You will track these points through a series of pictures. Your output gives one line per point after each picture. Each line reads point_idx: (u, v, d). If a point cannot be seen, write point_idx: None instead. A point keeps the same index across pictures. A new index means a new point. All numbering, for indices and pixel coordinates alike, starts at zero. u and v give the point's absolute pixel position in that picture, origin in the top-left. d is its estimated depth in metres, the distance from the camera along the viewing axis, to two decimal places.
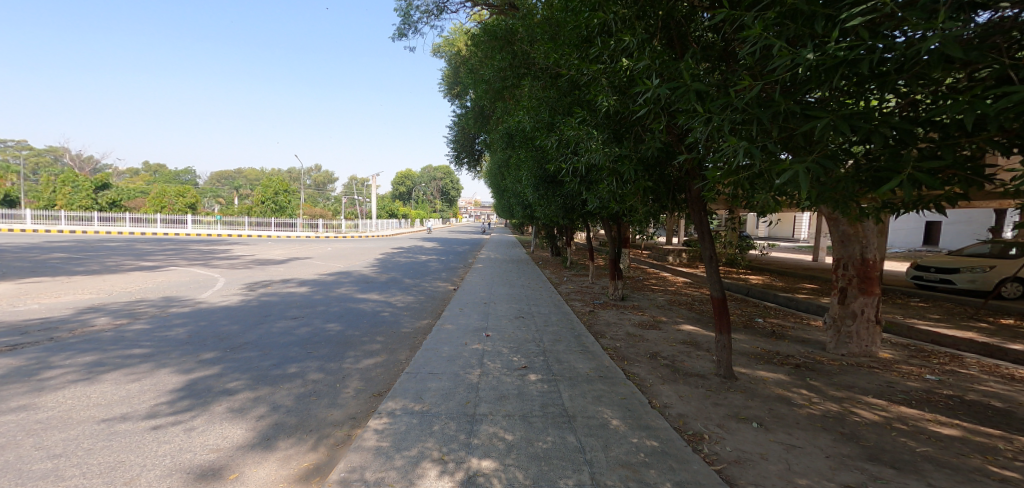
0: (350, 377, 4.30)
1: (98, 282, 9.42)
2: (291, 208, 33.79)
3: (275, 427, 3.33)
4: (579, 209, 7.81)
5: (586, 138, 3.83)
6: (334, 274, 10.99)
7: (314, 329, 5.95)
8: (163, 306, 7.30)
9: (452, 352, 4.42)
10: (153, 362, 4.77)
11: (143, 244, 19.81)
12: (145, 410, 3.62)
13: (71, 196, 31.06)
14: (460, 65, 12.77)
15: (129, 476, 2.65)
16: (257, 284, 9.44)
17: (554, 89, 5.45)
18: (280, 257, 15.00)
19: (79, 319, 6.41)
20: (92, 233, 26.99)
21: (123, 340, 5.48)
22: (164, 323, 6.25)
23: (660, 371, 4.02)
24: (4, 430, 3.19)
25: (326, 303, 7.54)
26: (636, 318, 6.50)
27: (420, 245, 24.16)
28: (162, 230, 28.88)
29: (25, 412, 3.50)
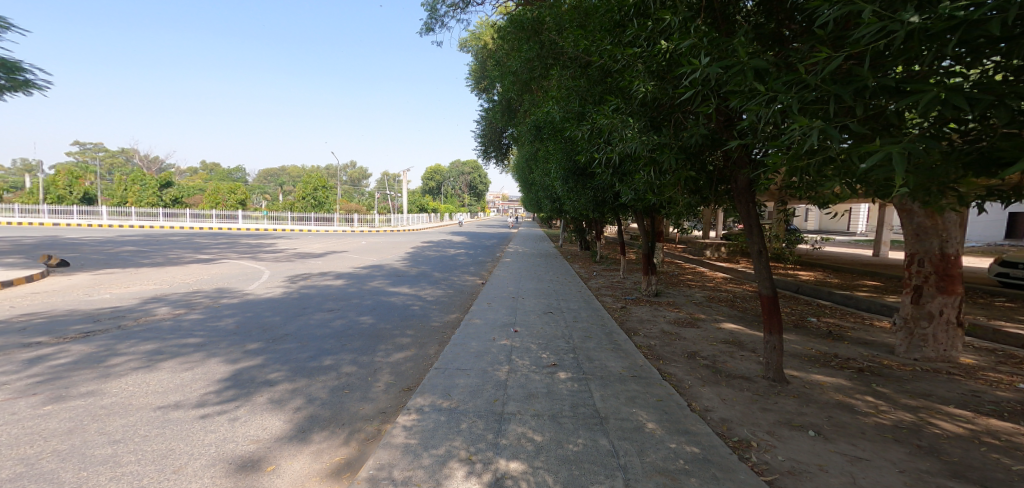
0: (381, 371, 4.33)
1: (159, 273, 10.02)
2: (330, 203, 34.83)
3: (310, 420, 3.38)
4: (610, 201, 7.60)
5: (621, 127, 3.58)
6: (368, 268, 11.21)
7: (348, 322, 6.05)
8: (215, 297, 7.66)
9: (480, 347, 4.38)
10: (205, 351, 4.98)
11: (199, 238, 20.99)
12: (195, 399, 3.78)
13: (139, 193, 33.33)
14: (487, 59, 12.76)
15: (177, 464, 2.75)
16: (298, 276, 9.76)
17: (584, 79, 5.29)
18: (318, 250, 15.49)
19: (143, 308, 6.82)
20: (154, 227, 28.91)
21: (180, 329, 5.77)
22: (216, 313, 6.54)
23: (700, 372, 3.85)
24: (72, 415, 3.39)
25: (359, 296, 7.68)
26: (671, 316, 6.29)
27: (450, 239, 24.32)
28: (215, 225, 30.53)
29: (92, 397, 3.73)
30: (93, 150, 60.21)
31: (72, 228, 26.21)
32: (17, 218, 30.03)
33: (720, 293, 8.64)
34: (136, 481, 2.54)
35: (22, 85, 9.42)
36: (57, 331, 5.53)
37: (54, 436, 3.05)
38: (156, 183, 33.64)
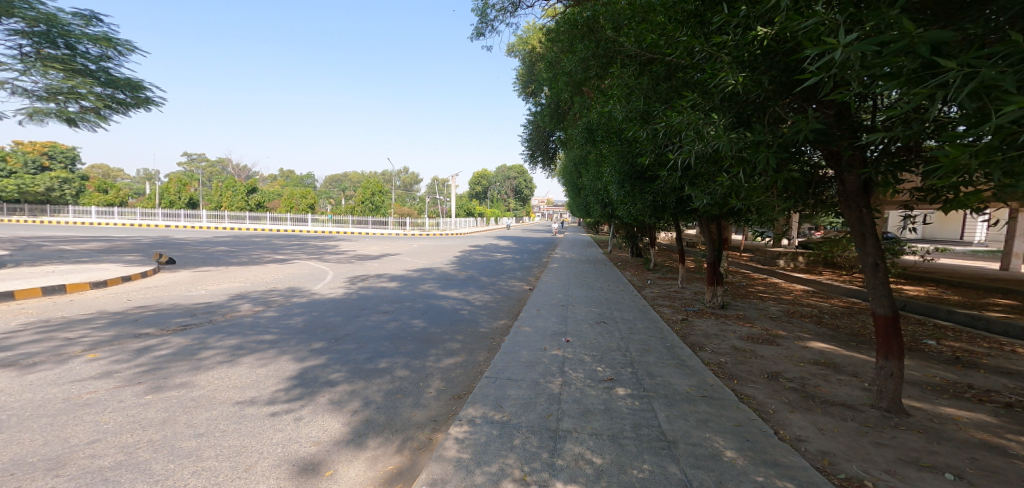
0: (432, 376, 4.32)
1: (243, 271, 10.91)
2: (385, 207, 36.17)
3: (366, 425, 3.42)
4: (672, 207, 7.21)
5: (704, 124, 3.32)
6: (419, 271, 11.47)
7: (401, 324, 6.17)
8: (288, 295, 8.16)
9: (531, 357, 4.27)
10: (278, 348, 5.27)
11: (277, 237, 22.85)
12: (267, 396, 3.98)
13: (229, 197, 36.94)
14: (535, 63, 12.75)
15: (248, 462, 2.86)
16: (357, 278, 10.17)
17: (647, 76, 5.09)
18: (375, 252, 16.16)
19: (229, 304, 7.40)
20: (236, 229, 31.68)
21: (258, 326, 6.18)
22: (288, 311, 6.94)
23: (788, 396, 3.52)
24: (166, 405, 3.69)
25: (412, 298, 7.84)
26: (742, 331, 5.82)
27: (497, 243, 24.42)
28: (286, 227, 32.83)
29: (182, 389, 4.04)
30: (197, 160, 67.95)
31: (176, 230, 29.61)
32: (135, 221, 34.42)
33: (793, 307, 7.91)
34: (212, 477, 2.66)
35: (142, 101, 11.20)
36: (161, 323, 6.16)
37: (151, 426, 3.32)
38: (243, 188, 37.12)
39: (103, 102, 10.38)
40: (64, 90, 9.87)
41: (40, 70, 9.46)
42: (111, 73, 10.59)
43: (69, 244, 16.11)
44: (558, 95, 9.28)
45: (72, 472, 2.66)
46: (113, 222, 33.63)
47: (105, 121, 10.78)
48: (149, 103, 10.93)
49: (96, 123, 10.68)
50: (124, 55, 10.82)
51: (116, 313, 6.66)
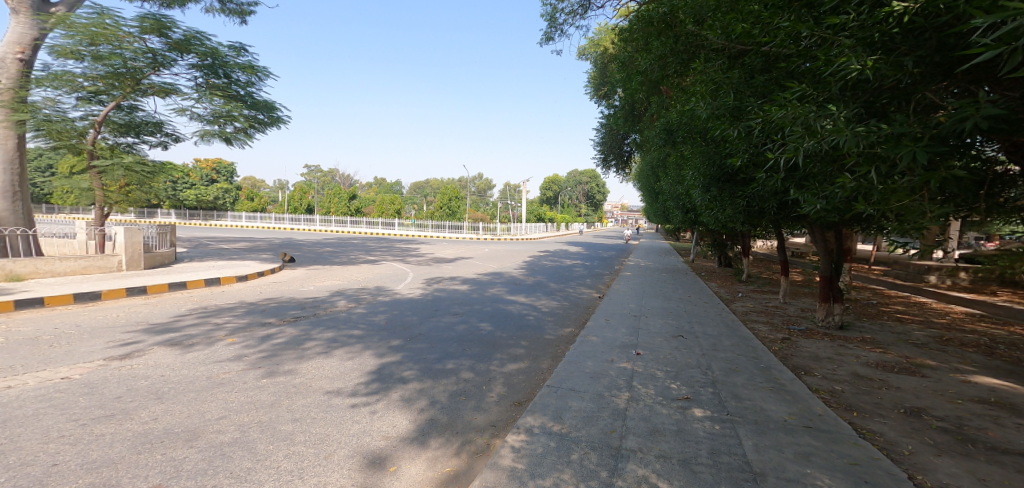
0: (495, 380, 4.26)
1: (341, 270, 11.97)
2: (461, 212, 37.49)
3: (429, 424, 3.44)
4: (772, 213, 6.44)
5: (818, 117, 2.87)
6: (489, 275, 11.62)
7: (469, 327, 6.23)
8: (375, 293, 8.72)
9: (596, 368, 4.02)
10: (363, 343, 5.60)
11: (370, 240, 24.89)
12: (350, 387, 4.21)
13: (336, 204, 40.94)
14: (609, 63, 12.46)
15: (328, 450, 3.02)
16: (433, 279, 10.57)
17: (739, 69, 4.63)
18: (450, 256, 16.77)
19: (327, 300, 8.10)
20: (335, 232, 35.11)
21: (349, 321, 6.67)
22: (374, 309, 7.39)
23: (933, 437, 2.87)
24: (274, 390, 4.10)
25: (480, 302, 7.94)
26: (863, 357, 4.96)
27: (569, 249, 24.07)
28: (376, 231, 35.59)
29: (285, 376, 4.46)
30: (311, 171, 77.07)
31: (293, 232, 33.69)
32: (264, 224, 39.88)
33: (929, 333, 6.55)
34: (297, 462, 2.84)
35: (275, 121, 13.03)
36: (279, 314, 6.99)
37: (260, 408, 3.69)
38: (346, 195, 40.73)
39: (248, 122, 12.21)
40: (223, 114, 11.73)
41: (208, 97, 11.39)
42: (254, 97, 12.45)
43: (224, 243, 19.31)
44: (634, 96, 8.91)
45: (196, 444, 3.02)
46: (246, 225, 39.21)
47: (250, 139, 12.64)
48: (280, 121, 12.62)
49: (245, 140, 12.54)
50: (264, 80, 12.60)
51: (247, 304, 7.66)
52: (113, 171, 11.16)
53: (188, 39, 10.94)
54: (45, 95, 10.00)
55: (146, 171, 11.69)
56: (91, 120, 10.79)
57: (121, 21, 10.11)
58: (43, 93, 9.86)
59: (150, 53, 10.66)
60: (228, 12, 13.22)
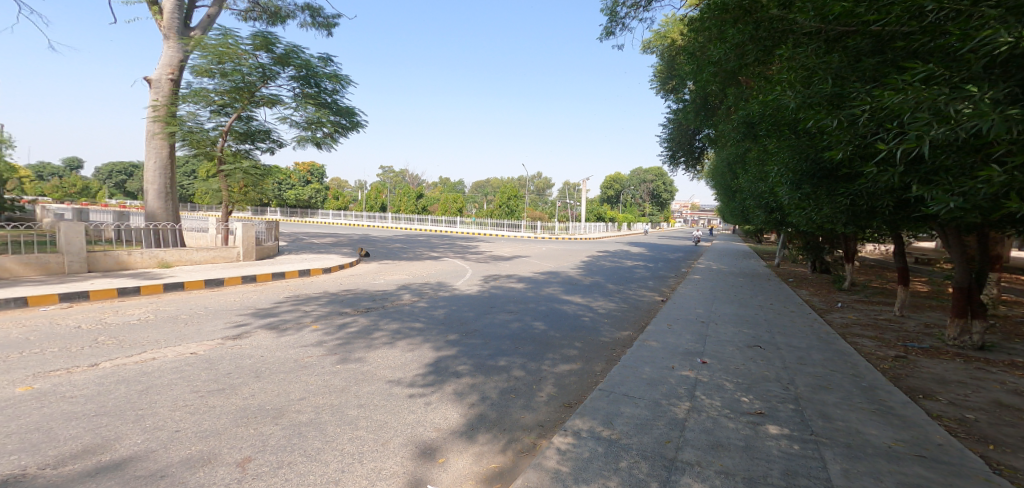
0: (546, 380, 4.14)
1: (406, 265, 12.52)
2: (520, 211, 37.62)
3: (479, 419, 3.41)
4: (883, 212, 5.59)
5: (951, 101, 2.39)
6: (546, 274, 11.48)
7: (523, 325, 6.15)
8: (435, 288, 8.97)
9: (654, 375, 3.74)
10: (423, 336, 5.76)
11: (433, 237, 25.87)
12: (408, 378, 4.33)
13: (405, 203, 43.06)
14: (677, 56, 11.82)
15: (385, 437, 3.12)
16: (490, 277, 10.66)
17: (838, 51, 4.07)
18: (508, 254, 16.88)
19: (393, 293, 8.48)
20: (402, 229, 36.98)
21: (411, 314, 6.91)
22: (435, 304, 7.60)
23: None
24: (346, 376, 4.34)
25: (535, 300, 7.84)
26: (1007, 383, 4.13)
27: (632, 250, 23.16)
28: (439, 228, 36.95)
29: (355, 363, 4.72)
30: (385, 172, 82.15)
31: (364, 228, 36.06)
32: (340, 221, 43.14)
33: None
34: (358, 446, 2.97)
35: (355, 125, 13.97)
36: (354, 304, 7.46)
37: (332, 392, 3.93)
38: (414, 195, 42.77)
39: (334, 127, 13.24)
40: (314, 121, 12.81)
41: (303, 106, 12.51)
42: (339, 104, 13.50)
43: (312, 238, 21.18)
44: (707, 88, 8.29)
45: (278, 422, 3.29)
46: (327, 222, 42.60)
47: (336, 142, 13.71)
48: (360, 125, 13.53)
49: (332, 144, 13.61)
50: (346, 88, 13.58)
51: (327, 294, 8.27)
52: (236, 174, 12.72)
53: (289, 53, 12.11)
54: (188, 110, 11.60)
55: (257, 173, 13.17)
56: (221, 129, 12.34)
57: (240, 40, 11.48)
58: (187, 108, 11.45)
59: (260, 68, 11.91)
60: (317, 25, 14.42)
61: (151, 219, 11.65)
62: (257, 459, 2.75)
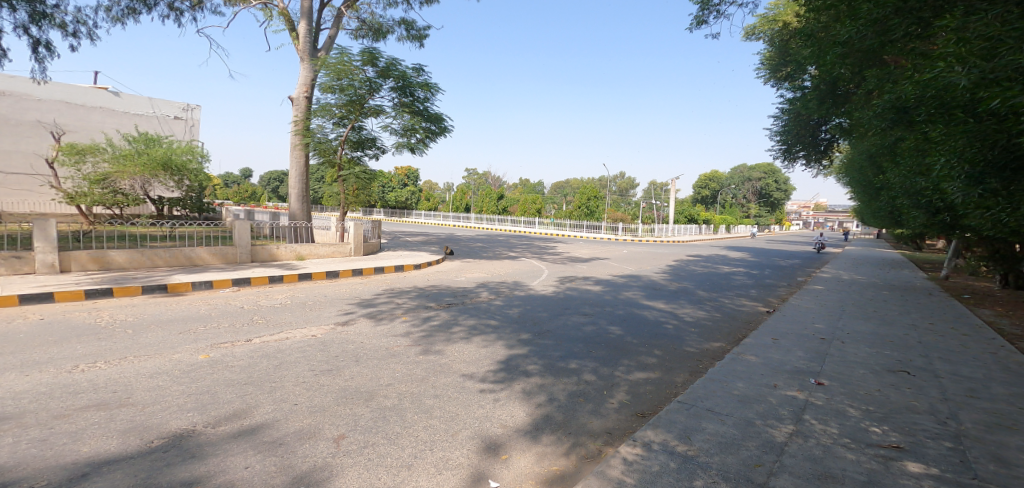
0: (618, 387, 3.86)
1: (486, 264, 12.80)
2: (600, 212, 36.62)
3: (544, 419, 3.27)
4: None
5: None
6: (626, 277, 10.92)
7: (598, 329, 5.86)
8: (511, 287, 9.00)
9: (749, 392, 3.28)
10: (496, 333, 5.77)
11: (512, 237, 26.21)
12: (479, 373, 4.34)
13: (486, 204, 44.45)
14: (793, 41, 10.57)
15: (455, 428, 3.13)
16: (567, 278, 10.43)
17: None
18: (586, 255, 16.44)
19: (471, 290, 8.68)
20: (483, 228, 38.09)
21: (488, 311, 6.98)
22: (510, 302, 7.61)
23: None
24: (425, 366, 4.50)
25: (613, 304, 7.46)
26: None
27: (726, 255, 21.14)
28: (519, 229, 37.35)
29: (434, 355, 4.87)
30: (469, 174, 85.44)
31: (449, 227, 37.80)
32: (429, 220, 45.79)
33: None
34: (430, 434, 3.01)
35: (443, 130, 14.64)
36: (437, 299, 7.77)
37: (413, 381, 4.09)
38: (495, 195, 43.90)
39: (426, 133, 14.11)
40: (410, 127, 13.73)
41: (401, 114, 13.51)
42: (429, 111, 14.33)
43: (405, 236, 22.74)
44: (839, 70, 7.21)
45: (369, 404, 3.50)
46: (418, 221, 45.57)
47: (427, 147, 14.60)
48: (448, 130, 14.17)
49: (424, 149, 14.51)
50: (436, 95, 14.38)
51: (416, 288, 8.76)
52: (350, 178, 14.23)
53: (389, 65, 13.20)
54: (318, 123, 13.19)
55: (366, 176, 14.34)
56: (341, 139, 13.80)
57: (352, 57, 12.77)
58: (318, 122, 13.04)
59: (368, 81, 13.10)
60: (410, 38, 15.56)
61: (294, 219, 13.36)
62: (350, 437, 2.93)
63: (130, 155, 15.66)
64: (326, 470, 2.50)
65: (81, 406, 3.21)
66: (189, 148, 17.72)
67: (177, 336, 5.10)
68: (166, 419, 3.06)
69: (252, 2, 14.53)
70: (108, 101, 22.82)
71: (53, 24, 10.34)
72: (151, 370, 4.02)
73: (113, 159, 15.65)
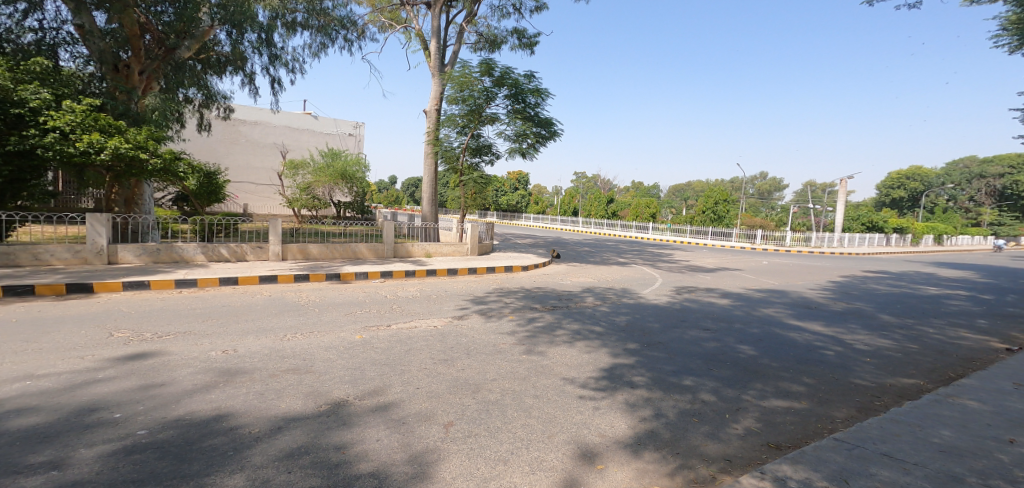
0: (745, 412, 3.43)
1: (593, 269, 12.53)
2: (730, 217, 33.48)
3: (649, 435, 3.06)
4: None
5: None
6: (764, 292, 9.68)
7: (723, 347, 5.30)
8: (620, 295, 8.66)
9: (958, 443, 2.65)
10: (601, 340, 5.58)
11: (622, 243, 25.28)
12: (581, 379, 4.25)
13: (595, 206, 44.15)
14: None
15: (551, 430, 3.10)
16: (685, 288, 9.67)
17: None
18: (710, 265, 15.06)
19: (577, 295, 8.56)
20: (595, 233, 37.45)
21: (593, 317, 6.81)
22: (618, 310, 7.31)
23: None
24: (527, 366, 4.56)
25: (746, 321, 6.68)
26: None
27: (898, 271, 17.40)
28: (632, 233, 35.84)
29: (537, 356, 4.92)
30: (580, 177, 84.41)
31: (561, 230, 38.00)
32: (541, 221, 46.53)
33: None
34: (527, 433, 3.04)
35: (553, 134, 14.77)
36: (542, 301, 7.84)
37: (515, 379, 4.17)
38: (605, 199, 43.21)
39: (537, 138, 14.35)
40: (521, 133, 14.12)
41: (513, 121, 14.03)
42: (540, 116, 14.59)
43: (515, 238, 23.47)
44: None
45: (475, 396, 3.67)
46: (528, 224, 46.73)
47: (538, 151, 14.86)
48: (558, 134, 14.26)
49: (535, 154, 14.79)
50: (547, 100, 14.61)
51: (524, 289, 8.97)
52: (470, 183, 14.88)
53: (503, 74, 13.81)
54: (446, 134, 14.45)
55: (482, 181, 15.10)
56: (464, 147, 14.81)
57: (471, 70, 13.65)
58: (445, 132, 14.28)
59: (485, 91, 13.87)
60: (521, 45, 16.06)
61: (427, 220, 14.99)
62: (458, 425, 3.11)
63: (320, 167, 20.18)
64: (435, 453, 2.68)
65: (282, 369, 3.93)
66: (359, 160, 21.40)
67: (342, 317, 5.99)
68: (331, 388, 3.60)
69: (397, 27, 16.49)
70: (312, 124, 29.33)
71: (282, 65, 13.39)
72: (327, 344, 4.77)
73: (314, 172, 20.36)
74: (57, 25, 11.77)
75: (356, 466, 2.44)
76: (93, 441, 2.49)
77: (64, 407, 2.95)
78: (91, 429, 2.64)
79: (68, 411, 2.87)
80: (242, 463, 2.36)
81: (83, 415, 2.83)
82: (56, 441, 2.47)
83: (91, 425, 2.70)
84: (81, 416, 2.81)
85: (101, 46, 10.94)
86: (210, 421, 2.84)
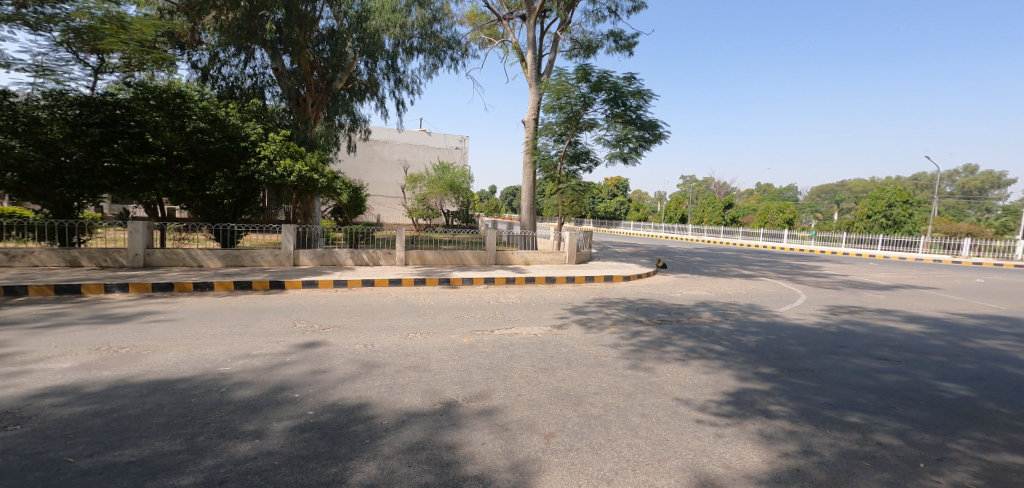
0: (947, 464, 2.80)
1: (708, 281, 11.54)
2: (910, 224, 28.38)
3: (794, 474, 2.65)
4: None
5: None
6: (985, 319, 7.84)
7: (913, 383, 4.43)
8: (746, 312, 7.80)
9: None
10: (723, 361, 5.05)
11: (747, 253, 22.95)
12: (701, 401, 3.88)
13: (710, 213, 41.18)
14: None
15: (662, 454, 2.86)
16: (843, 309, 8.35)
17: None
18: (883, 282, 12.76)
19: (693, 309, 7.92)
20: (720, 240, 34.57)
21: (712, 335, 6.21)
22: (743, 328, 6.58)
23: None
24: (633, 382, 4.31)
25: (954, 354, 5.49)
26: None
27: None
28: (765, 242, 32.24)
29: (644, 372, 4.62)
30: (689, 182, 79.22)
31: (677, 239, 35.76)
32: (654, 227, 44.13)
33: None
34: (635, 454, 2.83)
35: (658, 137, 14.07)
36: (649, 315, 7.40)
37: (619, 394, 3.96)
38: (723, 204, 40.16)
39: (639, 141, 13.79)
40: (622, 137, 13.67)
41: (613, 125, 13.66)
42: (642, 118, 14.00)
43: (619, 247, 22.62)
44: None
45: (577, 409, 3.55)
46: (632, 231, 45.01)
47: (640, 156, 14.26)
48: (663, 136, 13.54)
49: (637, 158, 14.21)
50: (649, 102, 13.96)
51: (626, 300, 8.59)
52: (568, 191, 14.79)
53: (601, 79, 13.57)
54: (544, 142, 14.61)
55: (580, 188, 14.92)
56: (562, 155, 14.78)
57: (567, 77, 13.60)
58: (544, 141, 14.45)
59: (583, 97, 13.73)
60: (619, 48, 15.66)
61: (524, 227, 15.26)
62: (558, 437, 3.01)
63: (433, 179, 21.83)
64: (537, 464, 2.62)
65: (405, 365, 4.22)
66: (464, 171, 22.54)
67: (452, 320, 6.30)
68: (443, 388, 3.76)
69: (495, 42, 17.16)
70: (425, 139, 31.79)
71: (405, 88, 14.68)
72: (439, 345, 5.02)
73: (428, 184, 21.96)
74: (262, 70, 14.23)
75: (464, 467, 2.48)
76: (280, 416, 2.88)
77: (266, 384, 3.48)
78: (280, 405, 3.07)
79: (268, 388, 3.39)
80: (374, 452, 2.53)
81: (277, 392, 3.31)
82: (259, 413, 2.91)
83: (280, 401, 3.14)
84: (275, 393, 3.28)
85: (288, 84, 13.44)
86: (355, 409, 3.12)
